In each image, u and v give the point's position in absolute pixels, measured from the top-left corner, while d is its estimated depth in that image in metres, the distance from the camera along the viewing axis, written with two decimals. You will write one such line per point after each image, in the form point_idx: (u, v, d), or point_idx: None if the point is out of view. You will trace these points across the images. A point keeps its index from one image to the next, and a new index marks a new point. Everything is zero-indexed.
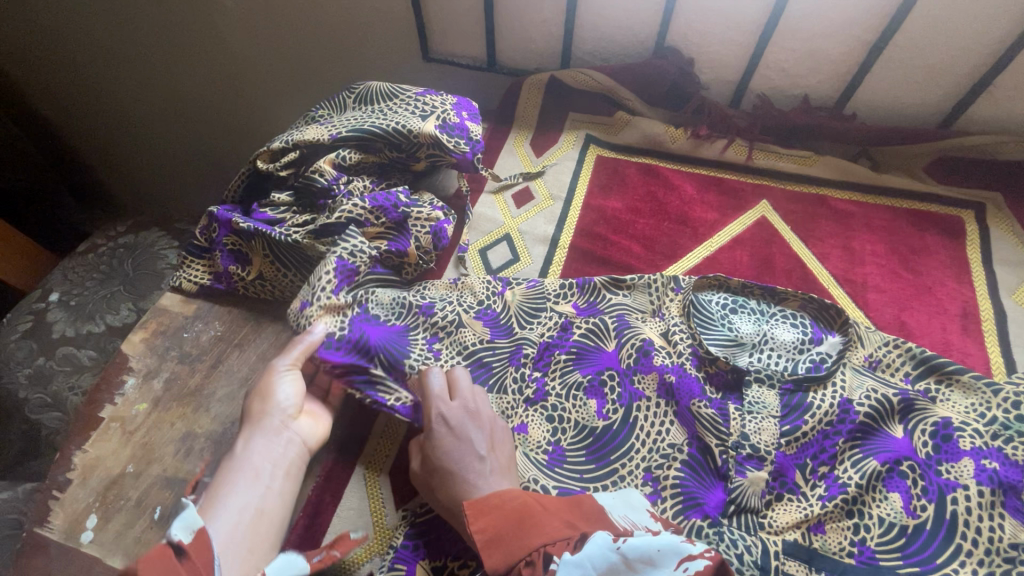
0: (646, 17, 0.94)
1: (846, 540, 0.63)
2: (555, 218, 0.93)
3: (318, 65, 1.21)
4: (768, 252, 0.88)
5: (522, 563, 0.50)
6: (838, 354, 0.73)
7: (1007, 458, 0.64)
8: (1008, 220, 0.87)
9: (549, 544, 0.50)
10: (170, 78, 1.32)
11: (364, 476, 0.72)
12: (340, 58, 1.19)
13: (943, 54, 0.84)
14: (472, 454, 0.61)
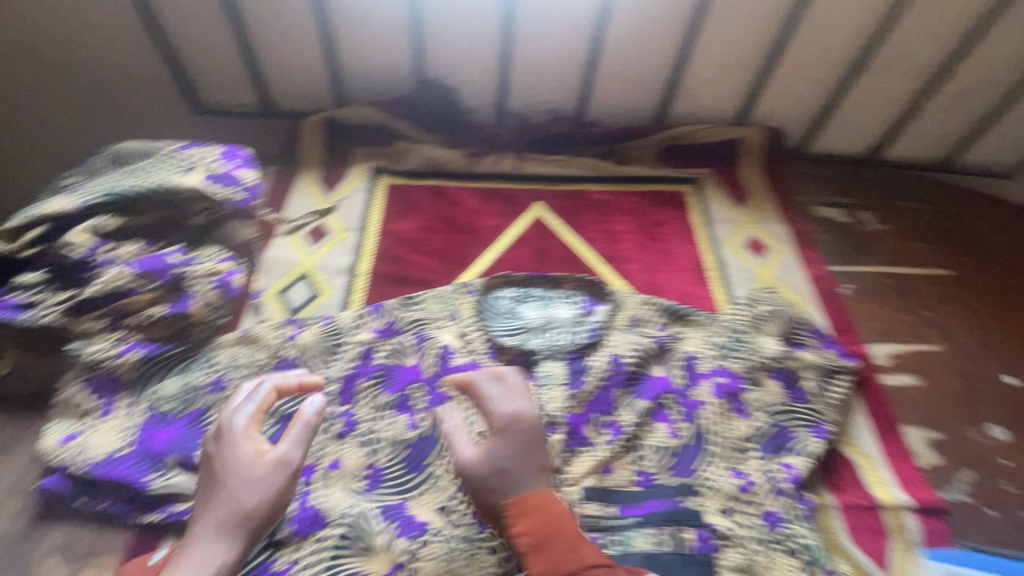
0: (401, 54, 1.03)
1: (630, 473, 0.74)
2: (351, 249, 0.97)
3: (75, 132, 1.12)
4: (546, 246, 1.00)
5: None
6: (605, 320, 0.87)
7: (729, 371, 0.81)
8: (717, 189, 1.11)
9: None
10: None
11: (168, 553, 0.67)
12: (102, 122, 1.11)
13: (640, 65, 1.05)
14: None
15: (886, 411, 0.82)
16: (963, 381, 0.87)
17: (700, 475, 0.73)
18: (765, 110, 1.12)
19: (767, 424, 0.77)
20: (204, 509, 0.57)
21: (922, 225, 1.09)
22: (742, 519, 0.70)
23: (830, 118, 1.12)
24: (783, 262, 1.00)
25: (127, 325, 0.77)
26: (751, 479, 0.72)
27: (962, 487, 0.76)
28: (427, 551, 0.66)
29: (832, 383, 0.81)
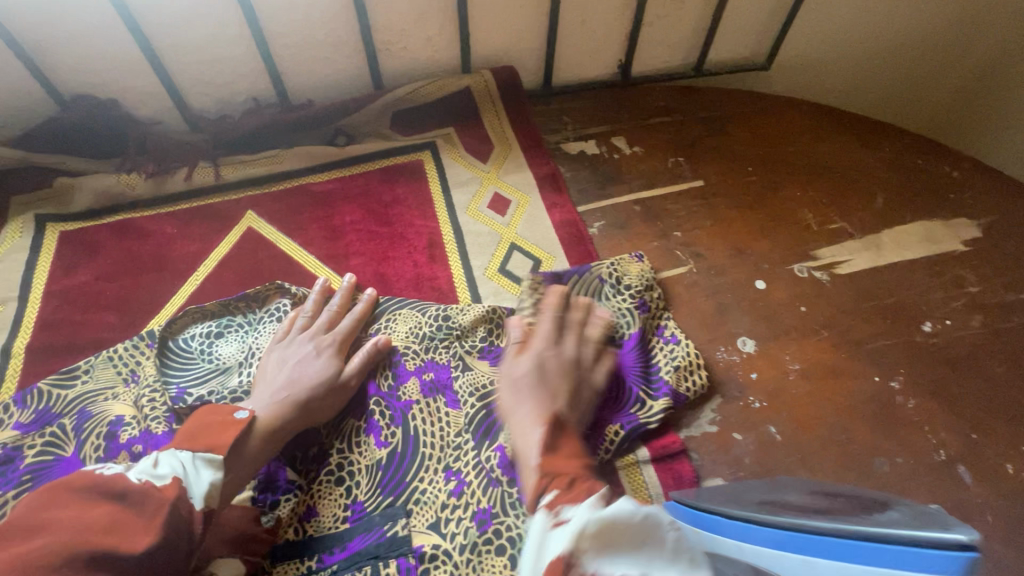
0: (17, 73, 0.83)
1: (339, 508, 0.63)
2: (4, 325, 0.78)
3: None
4: (256, 261, 0.86)
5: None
6: None
7: (437, 363, 0.73)
8: (459, 149, 1.00)
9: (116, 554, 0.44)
10: None
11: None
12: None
13: (321, 30, 0.90)
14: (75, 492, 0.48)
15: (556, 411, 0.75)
16: (713, 298, 0.82)
17: (413, 489, 0.64)
18: (489, 51, 1.00)
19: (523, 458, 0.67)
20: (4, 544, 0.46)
21: (675, 138, 1.03)
22: (456, 528, 0.61)
23: (561, 44, 1.02)
24: (524, 217, 0.91)
25: None
26: (464, 478, 0.64)
27: (708, 417, 0.72)
28: None
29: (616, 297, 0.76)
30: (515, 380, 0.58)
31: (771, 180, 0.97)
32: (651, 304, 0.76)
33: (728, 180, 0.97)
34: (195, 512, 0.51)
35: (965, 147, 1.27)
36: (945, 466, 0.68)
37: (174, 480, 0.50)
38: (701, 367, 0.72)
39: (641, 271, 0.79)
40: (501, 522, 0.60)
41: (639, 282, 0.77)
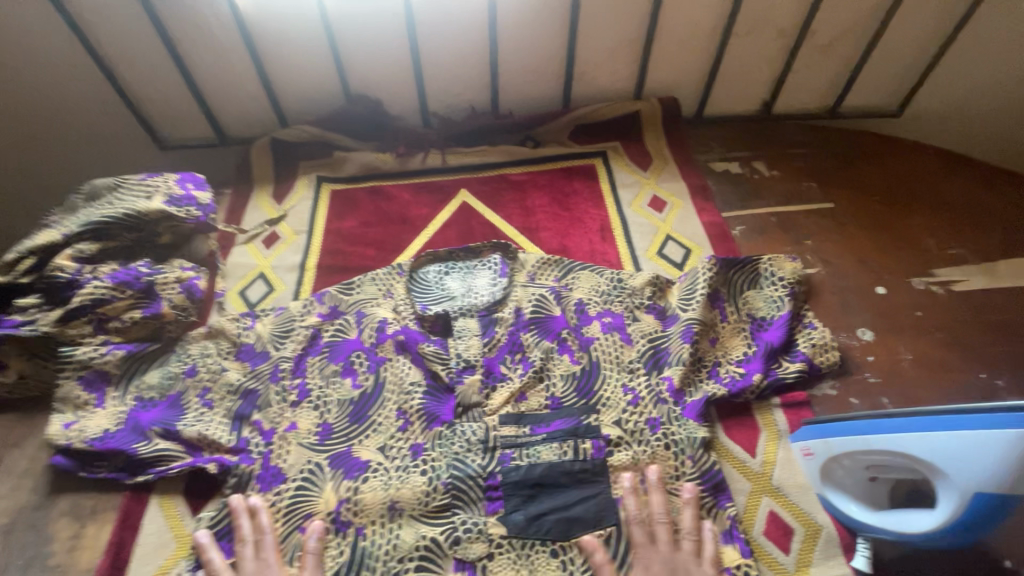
0: (327, 77, 1.17)
1: (542, 399, 0.87)
2: (301, 249, 1.10)
3: (42, 174, 1.20)
4: (470, 226, 1.14)
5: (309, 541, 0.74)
6: (506, 282, 1.01)
7: (614, 311, 0.96)
8: (625, 158, 1.24)
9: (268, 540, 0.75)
10: None
11: (161, 508, 0.81)
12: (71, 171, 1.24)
13: (538, 58, 1.18)
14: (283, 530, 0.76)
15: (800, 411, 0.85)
16: (838, 295, 0.99)
17: (600, 394, 0.87)
18: (659, 83, 1.25)
19: (691, 390, 0.86)
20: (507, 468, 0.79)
21: (810, 167, 1.21)
22: (635, 426, 0.82)
23: (718, 83, 1.25)
24: (678, 216, 1.13)
25: (110, 328, 0.90)
26: (638, 393, 0.86)
27: (829, 382, 0.89)
28: (367, 486, 0.78)
29: (774, 286, 0.97)
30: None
31: (897, 210, 1.12)
32: (796, 296, 0.96)
33: (857, 205, 1.13)
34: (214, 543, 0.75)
35: None
36: None
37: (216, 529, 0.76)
38: (834, 349, 0.90)
39: (792, 269, 0.99)
40: (668, 429, 0.82)
41: (791, 276, 0.98)
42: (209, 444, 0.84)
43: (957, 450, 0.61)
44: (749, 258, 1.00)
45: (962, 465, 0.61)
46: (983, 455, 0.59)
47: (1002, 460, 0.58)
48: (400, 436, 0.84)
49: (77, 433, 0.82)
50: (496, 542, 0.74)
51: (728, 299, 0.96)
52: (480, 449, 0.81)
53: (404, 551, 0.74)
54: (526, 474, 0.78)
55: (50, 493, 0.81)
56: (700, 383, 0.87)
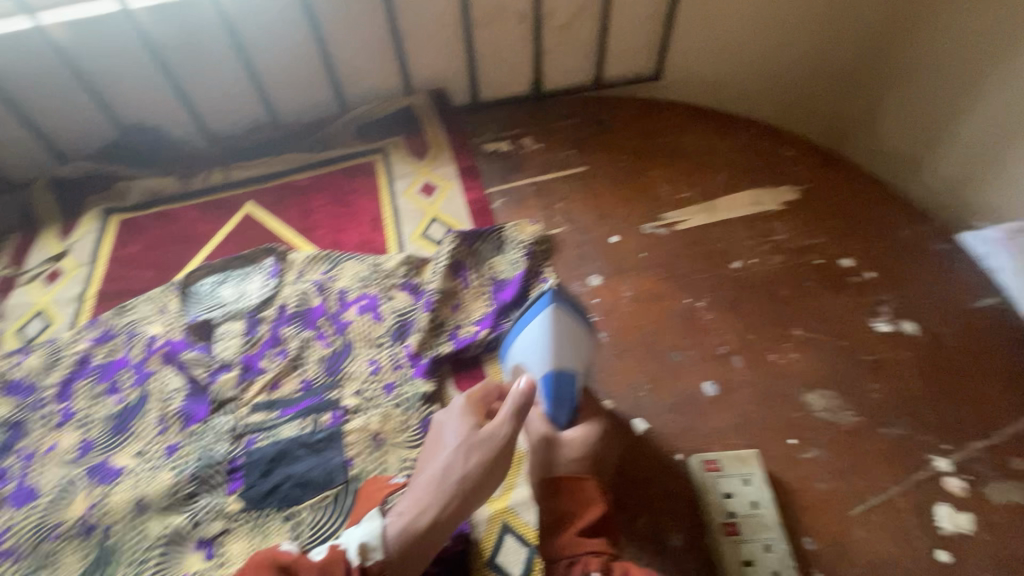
0: (93, 110, 1.21)
1: (295, 383, 0.95)
2: (83, 280, 1.14)
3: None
4: (251, 233, 1.20)
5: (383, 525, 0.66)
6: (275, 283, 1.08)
7: (369, 293, 1.04)
8: (403, 150, 1.32)
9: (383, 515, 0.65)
10: None
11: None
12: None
13: (297, 68, 1.24)
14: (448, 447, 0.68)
15: None
16: (576, 249, 1.10)
17: (347, 369, 0.95)
18: (425, 76, 1.33)
19: (430, 353, 0.95)
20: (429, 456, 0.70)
21: (572, 135, 1.32)
22: (373, 393, 0.91)
23: (481, 69, 1.34)
24: (446, 197, 1.22)
25: None
26: (380, 362, 0.95)
27: None
28: (118, 488, 0.84)
29: (514, 249, 1.08)
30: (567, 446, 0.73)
31: (641, 164, 1.24)
32: (534, 255, 1.07)
33: (606, 166, 1.25)
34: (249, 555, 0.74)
35: (850, 141, 1.50)
36: (724, 356, 0.93)
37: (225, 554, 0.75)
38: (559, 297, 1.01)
39: (532, 232, 1.09)
40: (401, 389, 0.91)
41: (529, 239, 1.08)
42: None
43: (526, 348, 0.83)
44: (494, 229, 1.09)
45: (529, 359, 0.82)
46: (536, 344, 0.82)
47: (543, 343, 0.81)
48: (157, 440, 0.90)
49: None
50: (234, 517, 0.81)
51: (470, 268, 1.05)
52: (228, 437, 0.89)
53: (149, 541, 0.80)
54: (267, 450, 0.86)
55: None
56: (437, 345, 0.97)
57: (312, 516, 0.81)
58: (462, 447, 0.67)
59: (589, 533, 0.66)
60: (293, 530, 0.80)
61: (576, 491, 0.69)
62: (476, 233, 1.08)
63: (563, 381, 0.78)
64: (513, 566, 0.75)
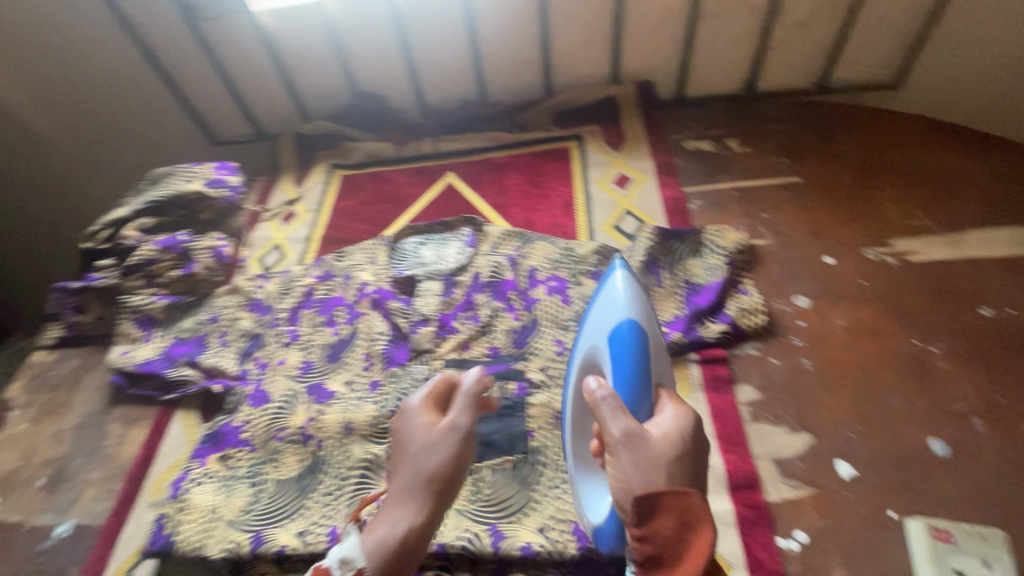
0: (338, 77, 1.37)
1: (483, 348, 1.01)
2: (310, 224, 1.31)
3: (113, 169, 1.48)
4: (451, 202, 1.28)
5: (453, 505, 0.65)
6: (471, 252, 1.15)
7: (558, 275, 1.07)
8: (600, 139, 1.31)
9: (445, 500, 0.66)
10: None
11: (182, 422, 1.02)
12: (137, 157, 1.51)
13: (516, 51, 1.29)
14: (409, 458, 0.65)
15: (722, 366, 0.90)
16: (781, 264, 1.02)
17: (533, 345, 0.99)
18: (635, 67, 1.31)
19: None
20: (396, 466, 0.66)
21: (783, 142, 1.22)
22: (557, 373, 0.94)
23: (694, 64, 1.29)
24: (640, 191, 1.19)
25: (157, 283, 1.15)
26: (566, 345, 0.97)
27: (752, 343, 0.93)
28: (331, 408, 0.97)
29: (713, 254, 1.03)
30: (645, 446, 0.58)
31: (867, 182, 1.11)
32: (735, 265, 1.01)
33: (823, 179, 1.14)
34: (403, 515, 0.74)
35: None
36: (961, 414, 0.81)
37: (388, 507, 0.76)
38: (761, 312, 0.94)
39: (735, 239, 1.03)
40: None
41: (733, 246, 1.03)
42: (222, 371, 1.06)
43: (601, 321, 0.75)
44: (696, 230, 1.05)
45: (602, 333, 0.74)
46: (621, 307, 0.73)
47: (628, 307, 0.72)
48: (363, 374, 1.02)
49: (131, 356, 1.09)
50: None
51: (665, 267, 1.02)
52: (423, 385, 0.97)
53: (353, 462, 0.91)
54: None
55: (108, 403, 1.07)
56: None
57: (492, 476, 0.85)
58: (411, 464, 0.64)
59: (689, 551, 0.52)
60: (474, 485, 0.84)
61: (678, 508, 0.53)
62: (676, 232, 1.05)
63: (645, 360, 0.69)
64: None
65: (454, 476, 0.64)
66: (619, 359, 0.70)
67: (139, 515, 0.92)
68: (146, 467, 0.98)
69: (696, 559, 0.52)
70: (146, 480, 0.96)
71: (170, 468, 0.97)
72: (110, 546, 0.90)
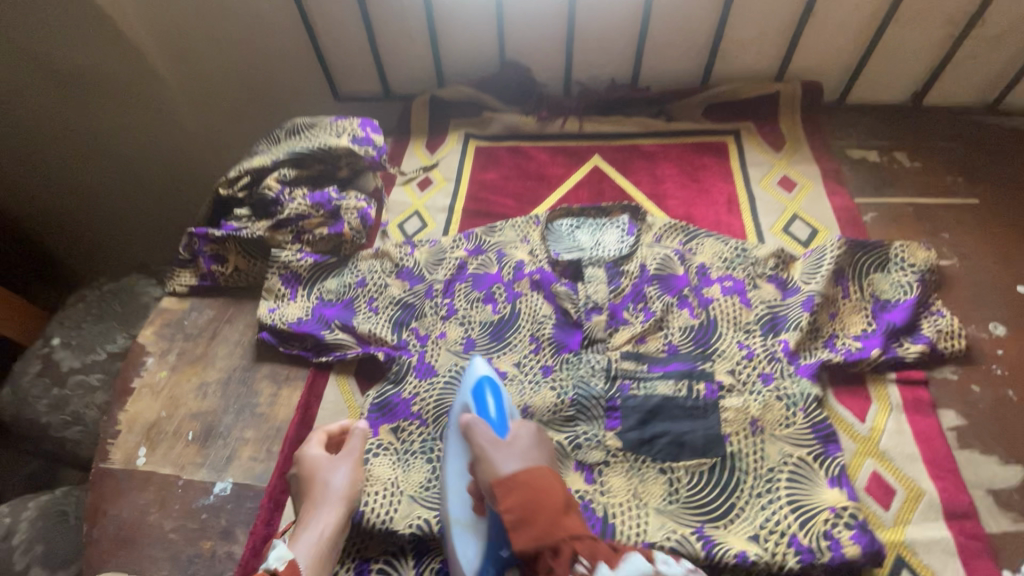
0: (489, 42, 1.31)
1: (659, 343, 0.98)
2: (449, 193, 1.26)
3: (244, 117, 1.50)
4: (601, 187, 1.23)
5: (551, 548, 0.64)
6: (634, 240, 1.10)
7: (735, 276, 1.03)
8: (757, 138, 1.27)
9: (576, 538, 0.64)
10: (107, 144, 1.51)
11: (340, 386, 0.99)
12: (261, 100, 1.49)
13: (684, 36, 1.24)
14: (319, 493, 0.76)
15: (923, 387, 0.88)
16: (972, 288, 0.99)
17: (714, 346, 0.96)
18: (801, 67, 1.27)
19: (813, 358, 0.92)
20: (322, 501, 0.75)
21: (957, 160, 1.18)
22: (746, 377, 0.92)
23: (866, 70, 1.25)
24: (808, 196, 1.15)
25: (305, 239, 1.11)
26: (752, 349, 0.94)
27: (950, 367, 0.90)
28: (506, 389, 0.94)
29: (901, 271, 0.99)
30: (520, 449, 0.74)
31: None
32: (925, 284, 0.98)
33: (1004, 203, 1.10)
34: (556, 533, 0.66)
35: None
36: None
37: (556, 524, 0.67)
38: (960, 337, 0.91)
39: (924, 257, 1.00)
40: (780, 383, 0.90)
41: (921, 263, 0.99)
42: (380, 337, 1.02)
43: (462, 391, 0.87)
44: (882, 244, 1.02)
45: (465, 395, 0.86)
46: (487, 369, 0.88)
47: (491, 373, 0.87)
48: (532, 357, 0.99)
49: (280, 315, 1.04)
50: (612, 452, 0.86)
51: (850, 279, 0.99)
52: (602, 375, 0.94)
53: None
54: (644, 400, 0.90)
55: (255, 360, 1.03)
56: (815, 349, 0.93)
57: (689, 478, 0.83)
58: (338, 500, 0.76)
59: (570, 516, 0.67)
60: (670, 485, 0.82)
61: (534, 484, 0.69)
62: (862, 244, 1.02)
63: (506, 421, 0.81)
64: None
65: (309, 506, 0.75)
66: (473, 404, 0.84)
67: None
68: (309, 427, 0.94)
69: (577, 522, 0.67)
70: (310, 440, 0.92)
71: None
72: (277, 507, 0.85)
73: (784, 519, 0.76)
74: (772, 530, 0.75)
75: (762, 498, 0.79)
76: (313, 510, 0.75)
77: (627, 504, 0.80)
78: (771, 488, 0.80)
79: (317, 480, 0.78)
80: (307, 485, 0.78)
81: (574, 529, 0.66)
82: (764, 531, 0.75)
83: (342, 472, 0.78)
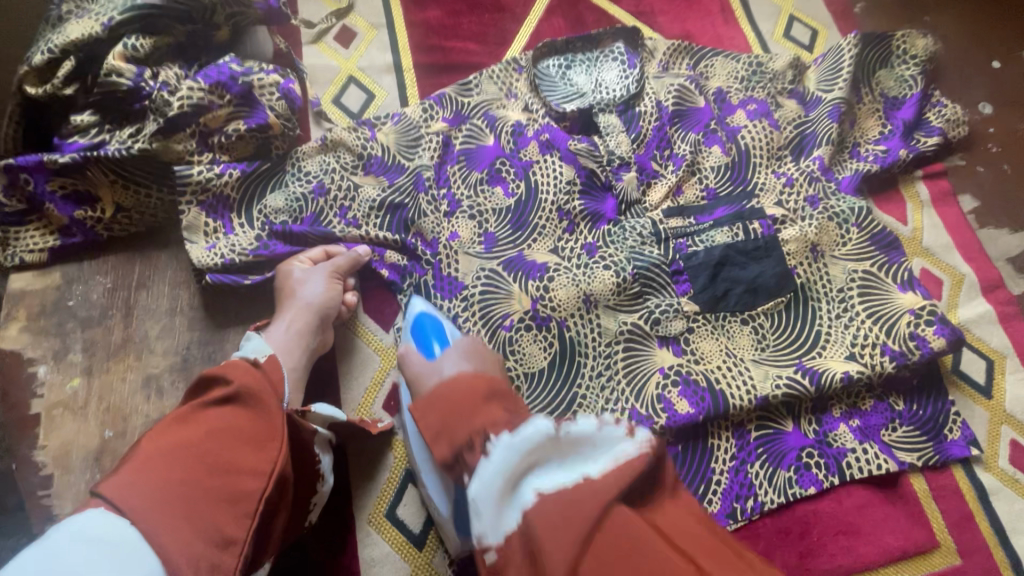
0: None
1: (698, 192, 0.87)
2: (387, 46, 0.94)
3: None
4: (577, 12, 1.00)
5: (465, 448, 0.52)
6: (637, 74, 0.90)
7: (757, 100, 0.91)
8: None
9: (486, 426, 0.52)
10: None
11: (360, 336, 0.80)
12: None
13: None
14: (287, 305, 0.72)
15: (942, 178, 0.92)
16: (960, 71, 1.00)
17: (754, 180, 0.87)
18: None
19: (857, 170, 0.88)
20: (287, 312, 0.71)
21: None
22: (795, 206, 0.85)
23: None
24: None
25: (215, 144, 0.76)
26: (790, 176, 0.86)
27: (957, 155, 0.94)
28: (556, 283, 0.78)
29: (905, 65, 0.93)
30: (470, 348, 0.64)
31: None
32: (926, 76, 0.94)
33: None
34: (529, 451, 0.50)
35: None
36: None
37: (533, 449, 0.50)
38: (964, 122, 0.93)
39: (923, 45, 0.94)
40: (827, 203, 0.84)
41: (922, 55, 0.93)
42: (372, 245, 0.80)
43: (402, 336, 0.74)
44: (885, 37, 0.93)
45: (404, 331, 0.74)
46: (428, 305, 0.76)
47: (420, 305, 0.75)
48: (569, 237, 0.82)
49: (226, 254, 0.75)
50: (692, 317, 0.78)
51: (865, 81, 0.93)
52: (654, 241, 0.82)
53: (610, 336, 0.77)
54: (707, 256, 0.81)
55: (215, 328, 0.77)
56: (845, 163, 0.89)
57: (771, 322, 0.79)
58: (307, 310, 0.72)
59: (490, 404, 0.54)
60: (756, 334, 0.78)
61: (443, 402, 0.55)
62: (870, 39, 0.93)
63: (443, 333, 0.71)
64: (977, 374, 0.80)
65: (278, 316, 0.72)
66: (415, 342, 0.71)
67: (365, 452, 0.74)
68: (337, 396, 0.78)
69: (469, 427, 0.53)
70: (346, 408, 0.77)
71: (371, 381, 0.79)
72: (346, 500, 0.72)
73: (870, 331, 0.76)
74: (864, 344, 0.76)
75: (842, 319, 0.78)
76: (279, 319, 0.71)
77: (725, 366, 0.76)
78: (847, 307, 0.78)
79: (284, 298, 0.73)
80: (279, 296, 0.74)
81: (493, 415, 0.53)
82: (858, 348, 0.76)
83: (308, 288, 0.73)
